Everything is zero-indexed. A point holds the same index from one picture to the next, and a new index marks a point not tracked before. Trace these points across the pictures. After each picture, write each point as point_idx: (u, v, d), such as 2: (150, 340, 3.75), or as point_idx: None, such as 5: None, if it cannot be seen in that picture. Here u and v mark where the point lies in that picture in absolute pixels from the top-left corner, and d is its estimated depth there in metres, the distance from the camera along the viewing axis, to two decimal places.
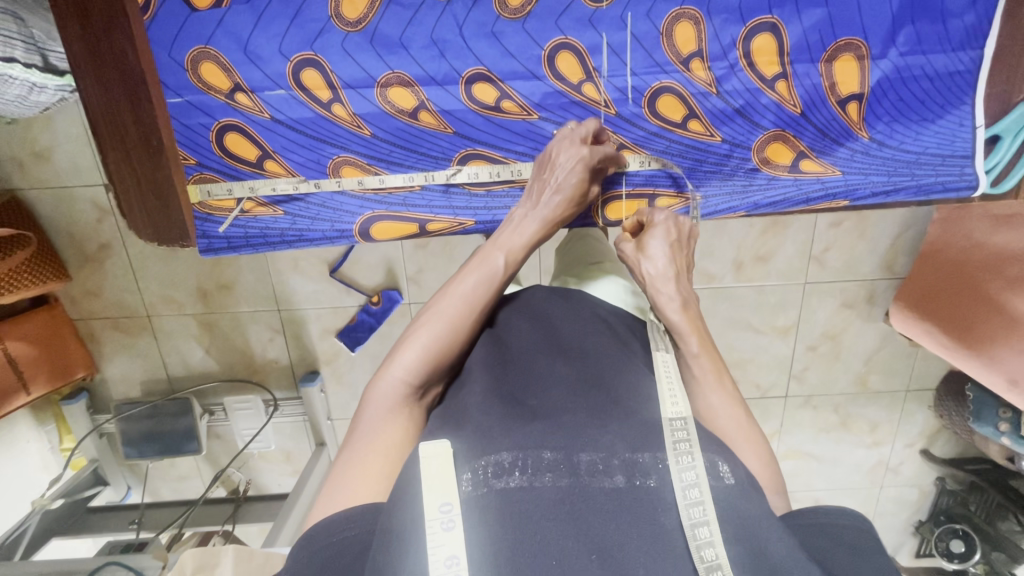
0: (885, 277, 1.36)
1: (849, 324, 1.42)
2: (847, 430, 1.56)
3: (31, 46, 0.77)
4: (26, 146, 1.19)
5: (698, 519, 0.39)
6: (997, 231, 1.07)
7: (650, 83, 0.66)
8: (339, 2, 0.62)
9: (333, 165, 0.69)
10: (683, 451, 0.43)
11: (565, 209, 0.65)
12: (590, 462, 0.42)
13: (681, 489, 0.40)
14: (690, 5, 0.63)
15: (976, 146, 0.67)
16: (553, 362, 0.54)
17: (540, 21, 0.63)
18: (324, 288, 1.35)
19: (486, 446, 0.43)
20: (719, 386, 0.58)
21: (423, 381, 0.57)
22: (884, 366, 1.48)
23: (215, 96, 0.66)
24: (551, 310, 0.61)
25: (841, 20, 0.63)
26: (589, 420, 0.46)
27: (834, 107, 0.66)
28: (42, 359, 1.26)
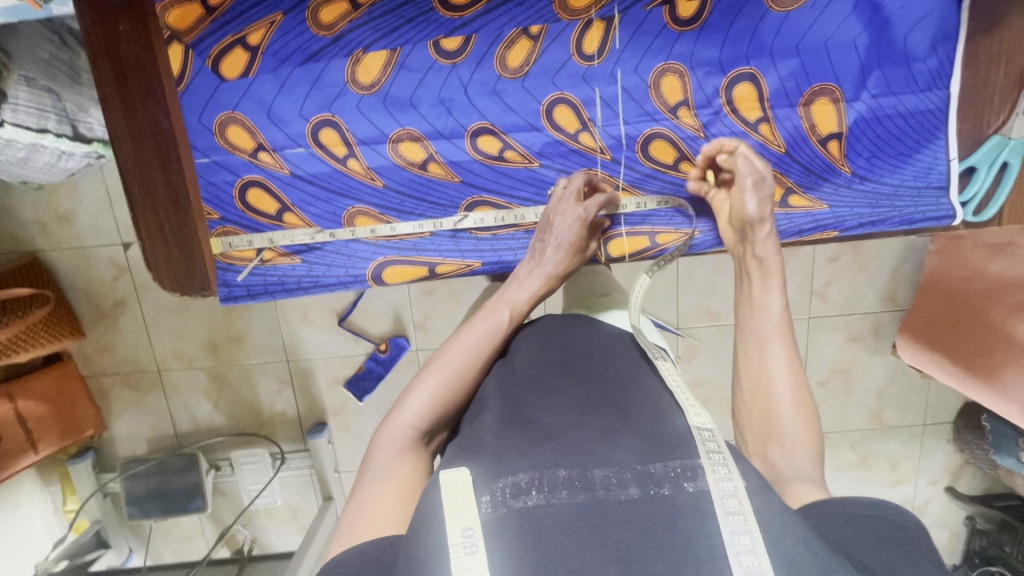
0: (888, 309, 1.38)
1: (856, 358, 1.43)
2: (867, 468, 1.53)
3: (62, 117, 0.88)
4: (51, 211, 1.27)
5: (740, 528, 0.40)
6: (995, 260, 1.11)
7: (642, 130, 0.71)
8: (354, 69, 0.68)
9: (347, 215, 0.73)
10: (718, 462, 0.45)
11: (566, 263, 0.69)
12: (604, 476, 0.44)
13: (719, 498, 0.42)
14: (676, 60, 0.68)
15: (953, 177, 0.71)
16: (566, 385, 0.55)
17: (537, 79, 0.69)
18: (333, 338, 1.37)
19: (502, 468, 0.45)
20: (787, 342, 0.60)
21: (430, 426, 0.58)
22: (897, 402, 1.48)
23: (240, 155, 0.71)
24: (560, 337, 0.63)
25: (814, 69, 0.68)
26: (603, 445, 0.47)
27: (816, 146, 0.71)
28: (50, 417, 1.27)
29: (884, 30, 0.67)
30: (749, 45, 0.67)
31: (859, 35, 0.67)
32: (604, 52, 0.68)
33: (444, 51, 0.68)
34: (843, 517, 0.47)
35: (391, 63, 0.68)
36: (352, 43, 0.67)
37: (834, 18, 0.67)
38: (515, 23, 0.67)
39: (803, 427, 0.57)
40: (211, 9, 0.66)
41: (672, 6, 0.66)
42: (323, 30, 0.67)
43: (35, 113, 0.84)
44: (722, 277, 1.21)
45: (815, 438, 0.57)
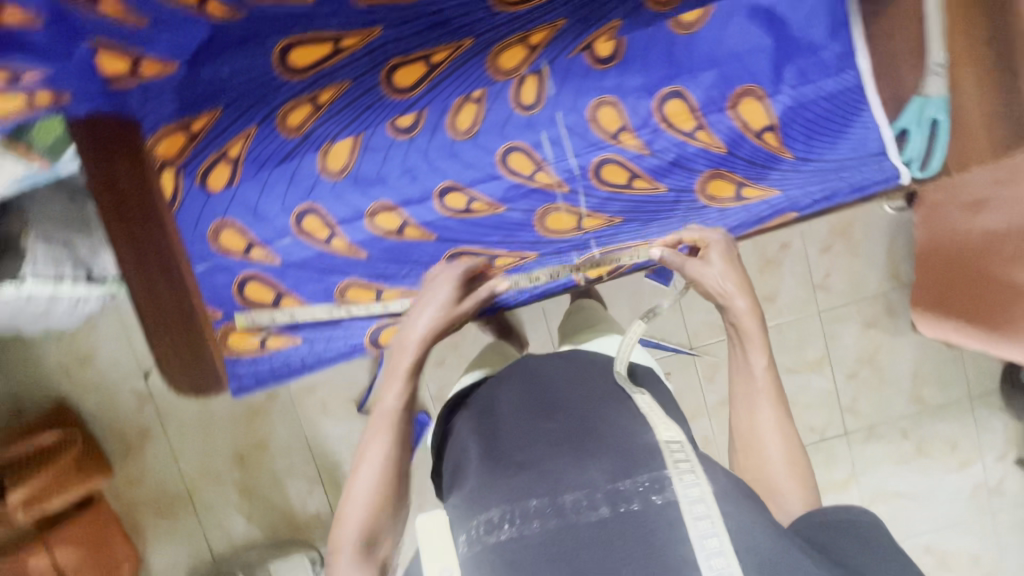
0: (895, 287, 1.58)
1: (880, 342, 1.59)
2: (926, 456, 1.60)
3: (78, 264, 1.01)
4: (73, 354, 1.35)
5: (706, 531, 0.51)
6: (977, 215, 1.24)
7: (593, 159, 0.77)
8: (324, 159, 0.76)
9: (339, 290, 0.80)
10: (686, 470, 0.57)
11: (431, 333, 0.78)
12: (573, 501, 0.56)
13: (687, 504, 0.53)
14: (607, 94, 0.75)
15: (889, 142, 0.76)
16: (539, 421, 0.66)
17: (488, 133, 0.75)
18: (352, 428, 1.40)
19: (479, 510, 0.59)
20: (776, 405, 0.78)
21: (366, 538, 0.68)
22: (934, 378, 1.61)
23: (236, 256, 0.78)
24: (538, 375, 0.74)
25: (732, 75, 0.74)
26: (575, 475, 0.59)
27: (754, 140, 0.77)
28: (84, 565, 1.22)
29: (783, 24, 0.71)
30: (668, 65, 0.74)
31: (765, 34, 0.72)
32: (541, 100, 0.75)
33: (400, 127, 0.75)
34: (824, 521, 0.63)
35: (357, 147, 0.75)
36: (320, 137, 0.75)
37: (740, 25, 0.72)
38: (457, 93, 0.75)
39: (793, 479, 0.75)
40: (193, 135, 0.75)
41: (591, 50, 0.74)
42: (292, 130, 0.75)
43: (53, 265, 0.97)
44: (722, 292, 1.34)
45: (805, 479, 0.75)
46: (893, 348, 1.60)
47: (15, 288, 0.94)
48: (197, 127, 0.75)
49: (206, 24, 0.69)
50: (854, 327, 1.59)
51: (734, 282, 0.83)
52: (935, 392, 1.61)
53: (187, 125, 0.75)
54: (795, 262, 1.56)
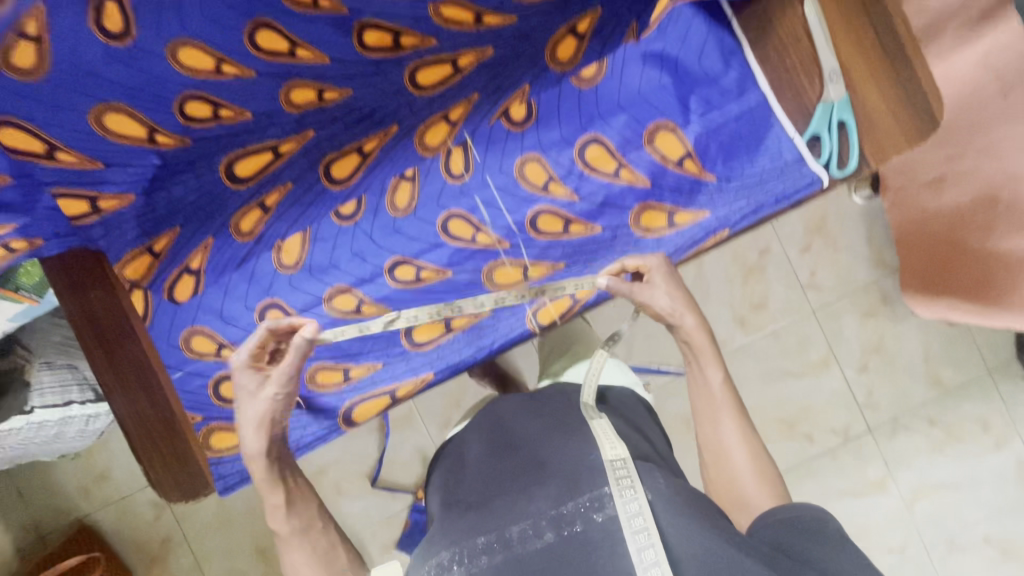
0: (884, 274, 1.57)
1: (882, 331, 1.57)
2: (960, 440, 1.54)
3: (83, 384, 1.09)
4: (90, 473, 1.38)
5: (644, 544, 0.54)
6: (941, 193, 1.19)
7: (527, 213, 0.80)
8: (279, 255, 0.81)
9: (308, 378, 0.79)
10: (626, 486, 0.59)
11: (263, 424, 0.68)
12: (522, 530, 0.60)
13: (626, 520, 0.56)
14: (531, 151, 0.80)
15: (804, 150, 0.71)
16: (495, 459, 0.71)
17: (427, 206, 0.80)
18: (371, 502, 1.41)
19: (432, 554, 0.62)
20: (736, 417, 0.75)
21: None
22: (947, 358, 1.57)
23: (208, 358, 0.81)
24: (501, 416, 0.79)
25: (641, 115, 0.79)
26: (524, 505, 0.62)
27: (675, 169, 0.80)
28: None
29: (676, 63, 0.75)
30: (582, 116, 0.80)
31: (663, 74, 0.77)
32: (469, 168, 0.81)
33: (344, 215, 0.81)
34: (784, 522, 0.63)
35: (307, 240, 0.81)
36: (271, 237, 0.81)
37: (636, 69, 0.77)
38: (393, 173, 0.82)
39: (764, 490, 0.71)
40: (157, 255, 0.81)
41: (506, 113, 0.81)
42: (246, 234, 0.82)
43: (60, 390, 1.04)
44: None
45: (776, 489, 0.71)
46: (898, 335, 1.57)
47: (25, 419, 0.97)
48: (159, 246, 0.81)
49: (155, 154, 0.77)
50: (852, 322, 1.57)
51: (681, 301, 0.76)
52: (949, 373, 1.57)
53: (150, 247, 0.81)
54: (780, 265, 1.56)
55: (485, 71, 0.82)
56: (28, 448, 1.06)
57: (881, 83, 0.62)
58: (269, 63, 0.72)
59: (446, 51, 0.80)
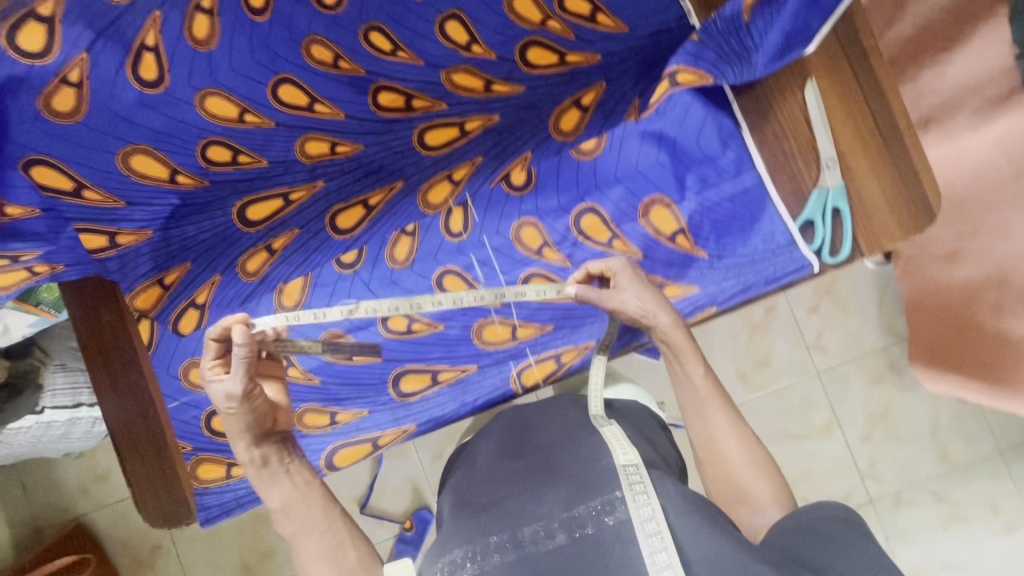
0: (893, 342, 1.54)
1: (889, 399, 1.53)
2: (965, 520, 1.48)
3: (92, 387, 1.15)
4: (91, 472, 1.43)
5: (658, 547, 0.54)
6: (954, 266, 1.13)
7: (519, 275, 0.82)
8: (280, 296, 0.85)
9: (296, 419, 0.82)
10: (639, 490, 0.59)
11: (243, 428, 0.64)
12: (534, 531, 0.59)
13: (640, 524, 0.56)
14: (528, 215, 0.83)
15: (796, 233, 0.78)
16: (506, 460, 0.69)
17: (424, 261, 0.83)
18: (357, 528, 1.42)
19: (445, 552, 0.59)
20: (724, 409, 0.72)
21: None
22: (957, 434, 1.52)
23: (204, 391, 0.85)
24: (511, 419, 0.77)
25: (638, 188, 0.82)
26: (536, 507, 0.61)
27: (667, 243, 0.82)
28: None
29: (674, 145, 0.80)
30: (580, 186, 0.83)
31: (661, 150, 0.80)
32: (468, 227, 0.84)
33: (345, 263, 0.85)
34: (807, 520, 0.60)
35: (307, 284, 0.84)
36: (275, 278, 0.85)
37: (636, 145, 0.81)
38: (394, 228, 0.85)
39: (762, 481, 0.69)
40: (167, 287, 0.86)
41: (508, 179, 0.85)
42: (250, 275, 0.86)
43: (71, 394, 1.11)
44: None
45: (775, 479, 0.69)
46: (905, 405, 1.53)
47: (36, 418, 1.04)
48: (170, 280, 0.86)
49: (175, 194, 0.81)
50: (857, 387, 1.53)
51: (654, 299, 0.72)
52: (958, 448, 1.52)
53: (161, 279, 0.85)
54: (785, 324, 1.54)
55: (490, 136, 0.87)
56: (35, 447, 1.11)
57: (881, 176, 0.71)
58: (293, 115, 0.80)
59: (453, 114, 0.85)
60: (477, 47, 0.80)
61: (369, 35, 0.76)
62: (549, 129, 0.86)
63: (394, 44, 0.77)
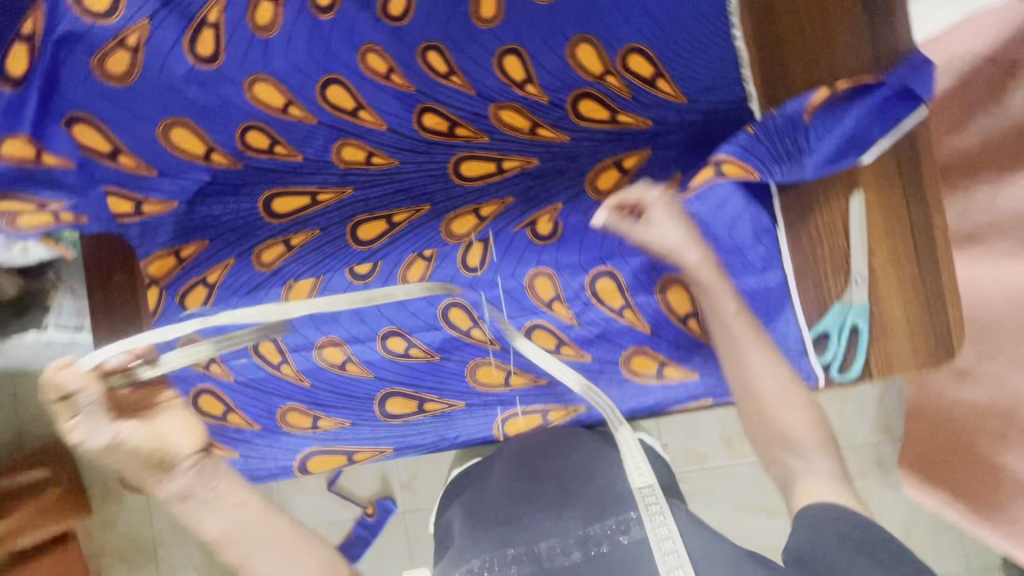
0: (888, 440, 1.51)
1: (871, 496, 1.51)
2: None
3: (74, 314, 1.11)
4: None
5: (675, 563, 0.55)
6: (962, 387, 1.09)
7: (523, 323, 0.82)
8: (286, 293, 0.84)
9: (280, 415, 0.85)
10: (655, 511, 0.61)
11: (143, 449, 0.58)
12: (552, 545, 0.61)
13: (657, 542, 0.57)
14: (544, 265, 0.82)
15: (808, 343, 0.79)
16: (525, 479, 0.72)
17: (435, 288, 0.83)
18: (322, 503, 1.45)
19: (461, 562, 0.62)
20: (762, 346, 0.69)
21: None
22: (932, 545, 1.49)
23: (196, 368, 0.85)
24: (525, 443, 0.80)
25: (661, 263, 0.80)
26: (555, 522, 0.64)
27: (679, 324, 0.80)
28: None
29: (707, 229, 0.78)
30: (602, 249, 0.81)
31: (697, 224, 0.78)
32: (485, 264, 0.83)
33: (358, 274, 0.84)
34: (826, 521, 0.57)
35: (315, 287, 0.84)
36: (287, 274, 0.85)
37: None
38: (411, 250, 0.85)
39: (802, 417, 0.66)
40: (182, 260, 0.86)
41: (533, 227, 0.83)
42: (264, 266, 0.86)
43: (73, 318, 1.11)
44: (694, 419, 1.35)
45: (822, 420, 0.67)
46: (886, 504, 1.50)
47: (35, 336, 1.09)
48: (187, 253, 0.86)
49: (207, 171, 0.84)
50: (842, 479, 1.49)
51: (684, 227, 0.71)
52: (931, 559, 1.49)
53: (177, 251, 0.86)
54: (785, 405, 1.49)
55: (524, 179, 0.84)
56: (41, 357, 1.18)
57: (906, 301, 0.72)
58: (337, 116, 0.83)
59: (495, 150, 0.84)
60: (530, 87, 0.82)
61: (427, 54, 0.79)
62: (585, 187, 0.83)
63: (450, 68, 0.80)
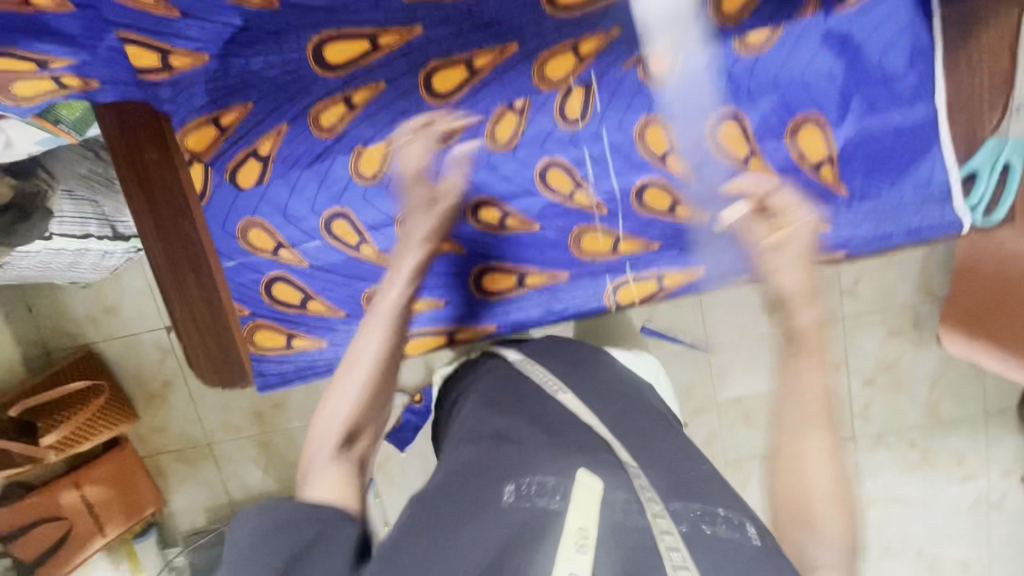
0: (926, 299, 1.25)
1: (902, 351, 1.28)
2: (932, 466, 1.32)
3: (102, 221, 1.03)
4: (97, 303, 1.39)
5: (674, 542, 0.44)
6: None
7: (636, 181, 0.73)
8: (358, 162, 0.74)
9: (366, 298, 0.82)
10: (651, 499, 0.48)
11: None
12: (536, 485, 0.50)
13: (661, 532, 0.45)
14: (658, 112, 0.70)
15: (954, 185, 0.71)
16: (547, 433, 0.58)
17: (529, 146, 0.72)
18: None
19: (620, 479, 0.50)
20: None
21: (356, 436, 0.61)
22: (953, 392, 1.30)
23: (262, 254, 0.78)
24: (575, 355, 0.77)
25: (794, 101, 0.69)
26: (471, 504, 0.50)
27: (809, 172, 0.72)
28: (114, 500, 1.34)
29: (856, 52, 0.66)
30: (728, 87, 0.69)
31: (888, 63, 0.66)
32: (587, 115, 0.71)
33: (438, 135, 0.72)
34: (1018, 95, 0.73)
35: (391, 153, 0.73)
36: (354, 138, 0.73)
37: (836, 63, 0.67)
38: (500, 101, 0.71)
39: None
40: (224, 129, 0.73)
41: (646, 64, 0.69)
42: (325, 130, 0.73)
43: (80, 224, 0.99)
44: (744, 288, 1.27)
45: None
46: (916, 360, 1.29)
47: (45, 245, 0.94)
48: (228, 121, 0.73)
49: (238, 13, 0.62)
50: (855, 346, 1.27)
51: None
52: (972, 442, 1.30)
53: (217, 119, 0.72)
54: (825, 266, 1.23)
55: None
56: (44, 273, 1.07)
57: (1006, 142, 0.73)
58: None
59: None
60: None
61: None
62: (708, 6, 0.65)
63: None
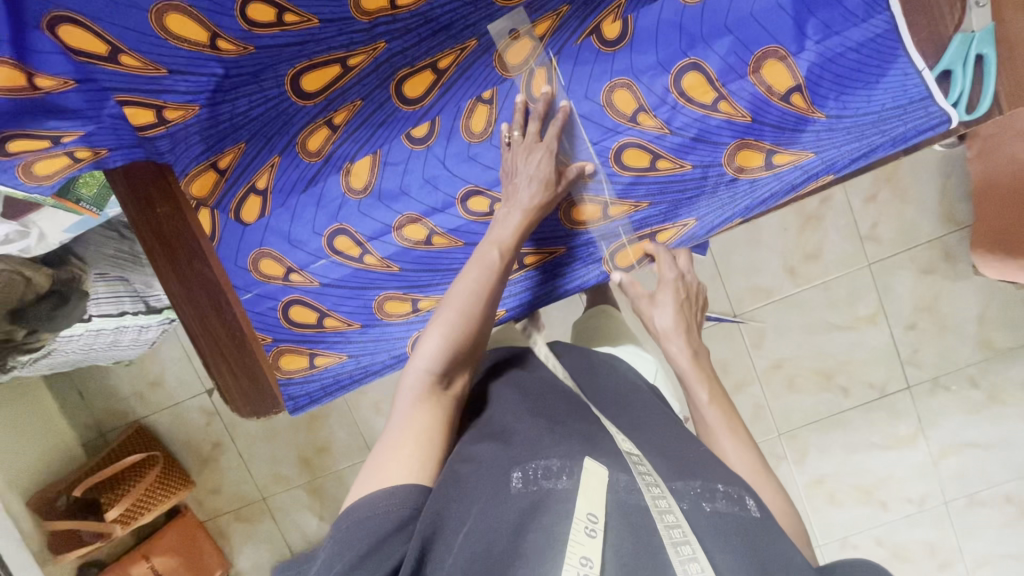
0: (953, 230, 1.19)
1: (939, 289, 1.22)
2: (1002, 404, 1.24)
3: (136, 298, 1.13)
4: (142, 379, 1.46)
5: (673, 521, 0.49)
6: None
7: (610, 146, 0.77)
8: (348, 179, 0.80)
9: (377, 306, 0.86)
10: (653, 485, 0.52)
11: None
12: (544, 468, 0.52)
13: (659, 513, 0.49)
14: (621, 75, 0.73)
15: (931, 86, 0.65)
16: (550, 423, 0.59)
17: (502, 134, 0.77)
18: None
19: (621, 463, 0.53)
20: None
21: (443, 371, 0.62)
22: (1007, 321, 1.21)
23: (274, 282, 0.85)
24: (583, 356, 0.79)
25: (750, 37, 0.68)
26: (488, 489, 0.52)
27: (780, 104, 0.71)
28: (180, 567, 1.40)
29: None
30: (682, 38, 0.70)
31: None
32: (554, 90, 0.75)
33: (416, 138, 0.78)
34: None
35: (376, 164, 0.79)
36: (340, 157, 0.79)
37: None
38: (469, 96, 0.76)
39: None
40: (222, 171, 0.79)
41: (598, 33, 0.72)
42: (314, 154, 0.79)
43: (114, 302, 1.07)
44: (761, 251, 1.26)
45: None
46: (958, 295, 1.22)
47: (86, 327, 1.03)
48: (224, 163, 0.79)
49: (219, 62, 0.67)
50: (888, 290, 1.23)
51: None
52: None
53: (214, 163, 0.78)
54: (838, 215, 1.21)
55: None
56: (88, 354, 1.13)
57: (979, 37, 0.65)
58: None
59: None
60: None
61: None
62: None
63: None
